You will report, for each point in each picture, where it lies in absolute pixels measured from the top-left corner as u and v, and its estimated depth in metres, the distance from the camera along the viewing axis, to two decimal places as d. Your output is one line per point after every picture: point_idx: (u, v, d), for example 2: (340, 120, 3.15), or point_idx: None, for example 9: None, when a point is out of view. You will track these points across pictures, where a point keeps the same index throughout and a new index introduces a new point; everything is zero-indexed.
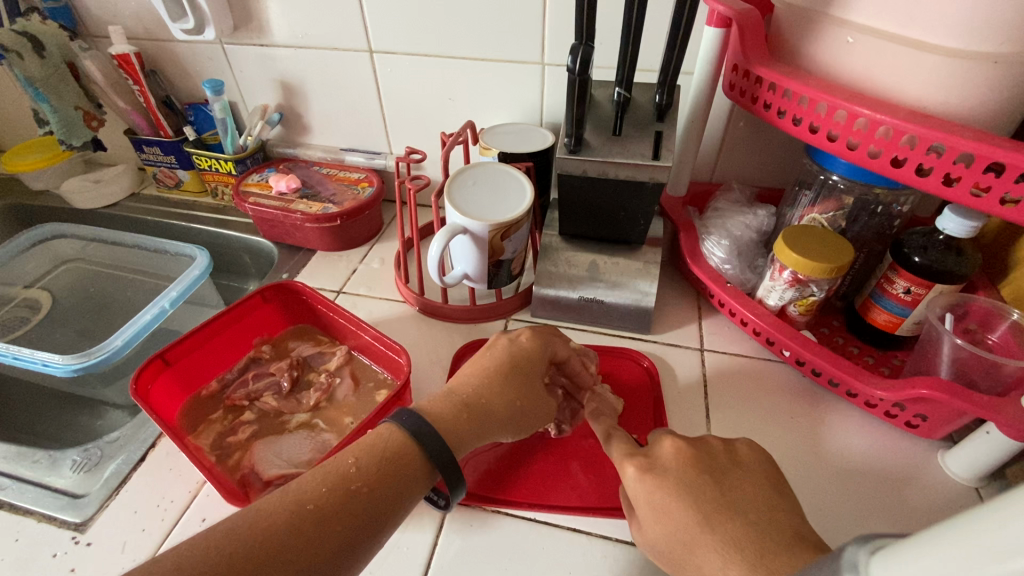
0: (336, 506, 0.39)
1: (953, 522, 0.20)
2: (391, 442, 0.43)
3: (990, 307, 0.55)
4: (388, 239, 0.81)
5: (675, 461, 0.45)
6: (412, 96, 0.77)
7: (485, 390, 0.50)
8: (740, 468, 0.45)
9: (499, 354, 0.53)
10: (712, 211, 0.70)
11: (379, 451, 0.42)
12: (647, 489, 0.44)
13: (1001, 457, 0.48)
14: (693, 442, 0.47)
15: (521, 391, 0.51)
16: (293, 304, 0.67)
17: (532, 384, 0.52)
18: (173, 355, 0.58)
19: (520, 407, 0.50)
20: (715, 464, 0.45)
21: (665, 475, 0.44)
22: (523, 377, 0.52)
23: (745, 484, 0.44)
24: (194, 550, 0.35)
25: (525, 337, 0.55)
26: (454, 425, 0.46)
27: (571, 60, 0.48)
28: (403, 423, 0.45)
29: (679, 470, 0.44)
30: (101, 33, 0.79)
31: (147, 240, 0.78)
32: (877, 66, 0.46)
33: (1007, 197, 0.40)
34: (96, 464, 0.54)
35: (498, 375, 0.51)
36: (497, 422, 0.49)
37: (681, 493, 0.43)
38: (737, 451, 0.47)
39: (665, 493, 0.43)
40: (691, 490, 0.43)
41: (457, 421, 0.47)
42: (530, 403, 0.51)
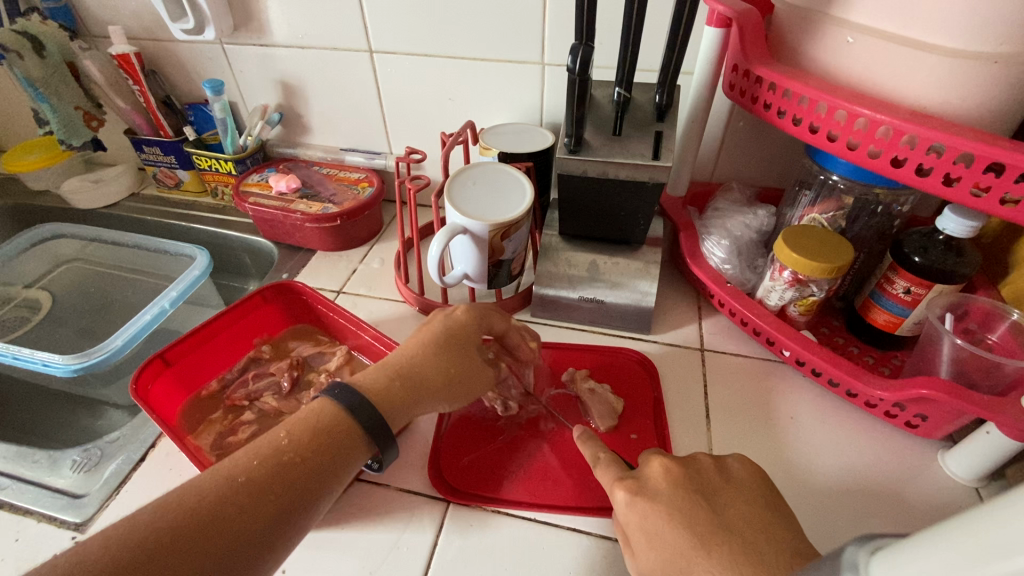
0: (269, 478, 0.40)
1: (954, 522, 0.20)
2: (323, 412, 0.45)
3: (990, 307, 0.55)
4: (388, 239, 0.81)
5: (666, 483, 0.44)
6: (412, 96, 0.76)
7: (415, 363, 0.51)
8: (731, 484, 0.45)
9: (432, 329, 0.54)
10: (712, 211, 0.70)
11: (310, 423, 0.44)
12: (641, 515, 0.43)
13: (1001, 456, 0.48)
14: (682, 462, 0.46)
15: (455, 361, 0.52)
16: (293, 304, 0.67)
17: (464, 354, 0.53)
18: (173, 355, 0.58)
19: (450, 377, 0.52)
20: (706, 484, 0.45)
21: (657, 498, 0.43)
22: (451, 348, 0.53)
23: (735, 503, 0.44)
24: (123, 528, 0.35)
25: (461, 311, 0.55)
26: (383, 395, 0.48)
27: (571, 60, 0.48)
28: (335, 397, 0.46)
29: (671, 494, 0.44)
30: (101, 33, 0.79)
31: (147, 240, 0.78)
32: (877, 65, 0.46)
33: (1007, 197, 0.40)
34: (96, 464, 0.54)
35: (431, 349, 0.52)
36: (429, 393, 0.50)
37: (676, 517, 0.42)
38: (730, 469, 0.47)
39: (658, 517, 0.42)
40: (688, 515, 0.42)
41: (385, 392, 0.48)
42: (463, 372, 0.52)
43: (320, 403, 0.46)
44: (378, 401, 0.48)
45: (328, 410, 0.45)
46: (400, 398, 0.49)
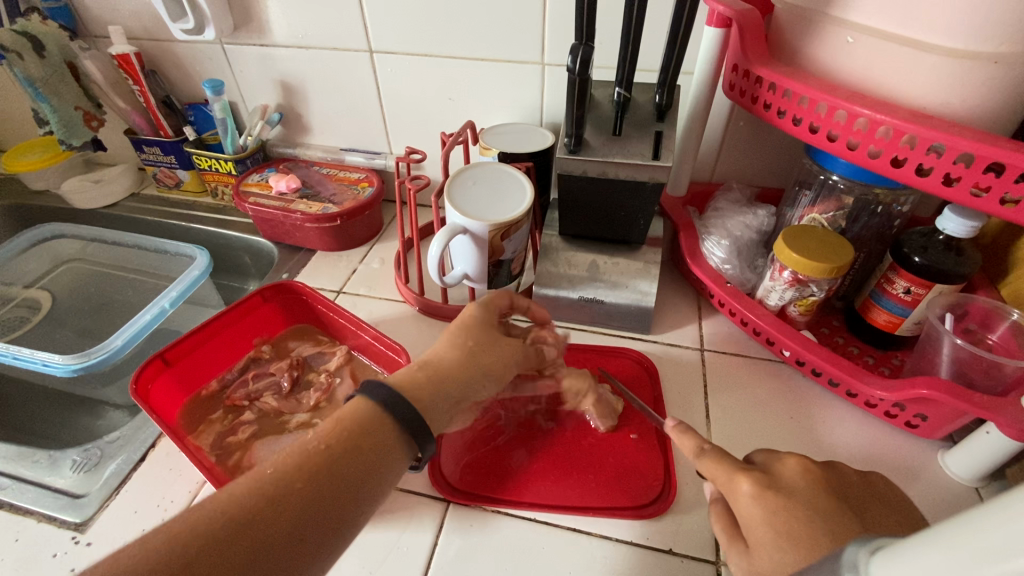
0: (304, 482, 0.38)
1: (953, 523, 0.20)
2: (361, 416, 0.42)
3: (990, 307, 0.55)
4: (388, 239, 0.81)
5: (803, 480, 0.40)
6: (412, 96, 0.76)
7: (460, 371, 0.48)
8: (874, 497, 0.42)
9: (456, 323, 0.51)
10: (712, 211, 0.70)
11: (344, 421, 0.42)
12: (770, 508, 0.38)
13: (1002, 457, 0.48)
14: (822, 467, 0.42)
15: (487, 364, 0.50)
16: (293, 304, 0.67)
17: (494, 343, 0.51)
18: (173, 355, 0.58)
19: (490, 368, 0.50)
20: (847, 496, 0.41)
21: (793, 496, 0.39)
22: (482, 339, 0.51)
23: (875, 517, 0.41)
24: (180, 538, 0.33)
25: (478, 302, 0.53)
26: (426, 397, 0.46)
27: (571, 60, 0.48)
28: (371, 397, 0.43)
29: (808, 490, 0.39)
30: (101, 33, 0.79)
31: (147, 240, 0.78)
32: (876, 65, 0.46)
33: (1007, 197, 0.40)
34: (96, 464, 0.54)
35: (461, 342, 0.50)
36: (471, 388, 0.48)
37: (810, 513, 0.37)
38: (874, 483, 0.43)
39: (792, 516, 0.37)
40: (823, 513, 0.38)
41: (429, 394, 0.46)
42: (498, 363, 0.50)
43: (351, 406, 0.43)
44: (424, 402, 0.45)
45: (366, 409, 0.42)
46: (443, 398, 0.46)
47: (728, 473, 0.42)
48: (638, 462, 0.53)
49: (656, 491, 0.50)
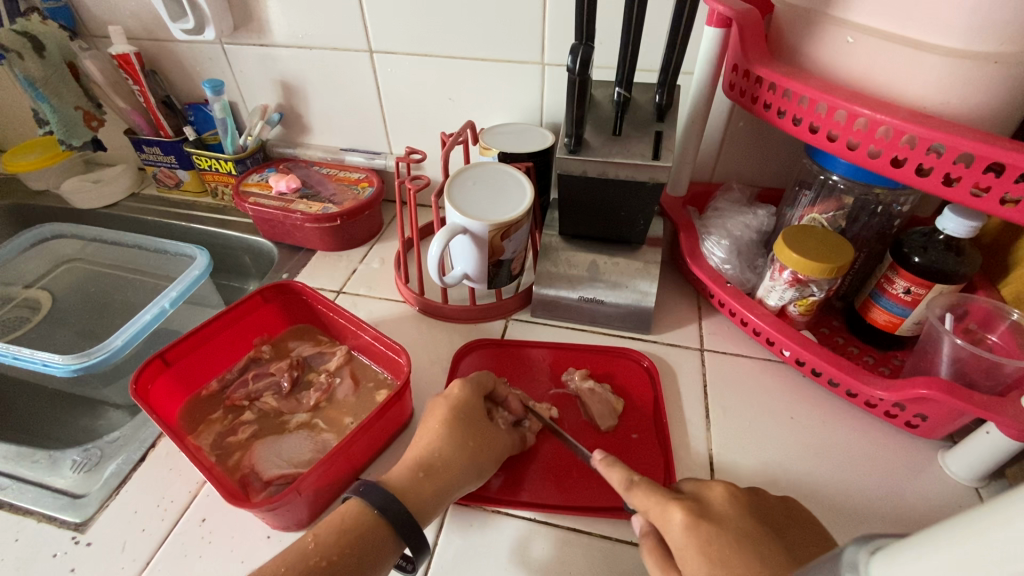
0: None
1: (952, 523, 0.20)
2: (350, 517, 0.42)
3: (990, 307, 0.55)
4: (388, 239, 0.81)
5: (730, 507, 0.42)
6: (412, 95, 0.76)
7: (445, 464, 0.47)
8: (791, 520, 0.44)
9: (438, 409, 0.51)
10: (712, 211, 0.70)
11: (338, 523, 0.42)
12: (705, 536, 0.39)
13: (1002, 456, 0.48)
14: (745, 494, 0.44)
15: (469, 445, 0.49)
16: (293, 304, 0.66)
17: (479, 425, 0.51)
18: (173, 355, 0.57)
19: (476, 450, 0.49)
20: (768, 520, 0.43)
21: (721, 523, 0.40)
22: (465, 419, 0.50)
23: (796, 543, 0.43)
24: None
25: (461, 384, 0.53)
26: (412, 489, 0.45)
27: (571, 60, 0.48)
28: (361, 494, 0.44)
29: (739, 518, 0.41)
30: (101, 33, 0.79)
31: (147, 240, 0.78)
32: (876, 65, 0.46)
33: (1008, 197, 0.40)
34: (96, 464, 0.54)
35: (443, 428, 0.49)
36: (458, 472, 0.47)
37: (743, 541, 0.39)
38: (789, 506, 0.46)
39: (724, 543, 0.39)
40: (752, 539, 0.40)
41: (414, 483, 0.46)
42: (484, 445, 0.50)
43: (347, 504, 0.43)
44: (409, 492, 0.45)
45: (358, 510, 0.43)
46: (429, 483, 0.46)
47: (663, 503, 0.42)
48: (638, 462, 0.53)
49: None
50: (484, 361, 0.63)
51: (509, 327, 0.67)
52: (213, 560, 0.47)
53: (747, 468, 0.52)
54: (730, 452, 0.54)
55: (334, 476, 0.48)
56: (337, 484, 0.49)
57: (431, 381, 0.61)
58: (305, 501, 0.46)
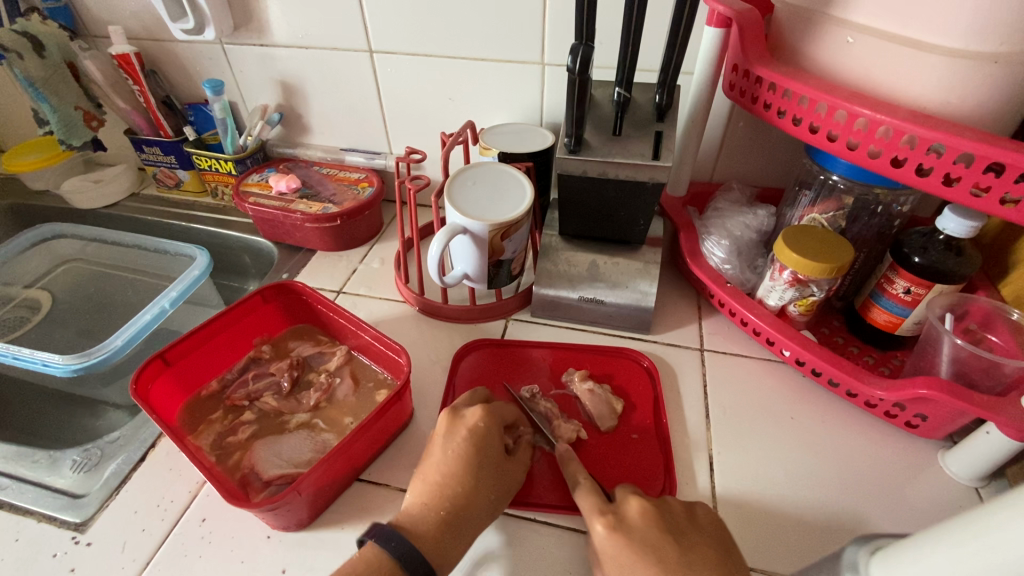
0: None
1: None
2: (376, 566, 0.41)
3: (990, 307, 0.55)
4: (388, 239, 0.81)
5: (643, 520, 0.44)
6: (412, 95, 0.76)
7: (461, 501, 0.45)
8: (697, 527, 0.44)
9: (452, 443, 0.48)
10: (712, 211, 0.70)
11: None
12: (617, 553, 0.42)
13: (1002, 457, 0.48)
14: (657, 504, 0.45)
15: (485, 483, 0.47)
16: (293, 304, 0.66)
17: (496, 461, 0.48)
18: (173, 355, 0.56)
19: (492, 490, 0.47)
20: (674, 525, 0.44)
21: (633, 538, 0.43)
22: (485, 456, 0.48)
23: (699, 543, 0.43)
24: None
25: (477, 418, 0.50)
26: (436, 538, 0.44)
27: (571, 60, 0.48)
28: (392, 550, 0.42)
29: (647, 532, 0.43)
30: (101, 33, 0.79)
31: (148, 240, 0.78)
32: (876, 65, 0.46)
33: (1008, 197, 0.40)
34: (96, 464, 0.54)
35: (461, 466, 0.47)
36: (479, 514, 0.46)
37: (646, 555, 0.42)
38: (696, 512, 0.46)
39: (631, 555, 0.42)
40: (656, 553, 0.42)
41: (438, 531, 0.44)
42: (502, 484, 0.48)
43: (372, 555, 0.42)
44: (431, 543, 0.43)
45: (388, 564, 0.41)
46: (452, 532, 0.44)
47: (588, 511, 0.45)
48: (638, 463, 0.53)
49: (656, 491, 0.51)
50: (483, 360, 0.63)
51: (509, 327, 0.67)
52: (213, 560, 0.47)
53: (747, 468, 0.53)
54: (731, 452, 0.54)
55: (335, 476, 0.48)
56: (337, 483, 0.49)
57: (432, 381, 0.61)
58: (306, 501, 0.46)
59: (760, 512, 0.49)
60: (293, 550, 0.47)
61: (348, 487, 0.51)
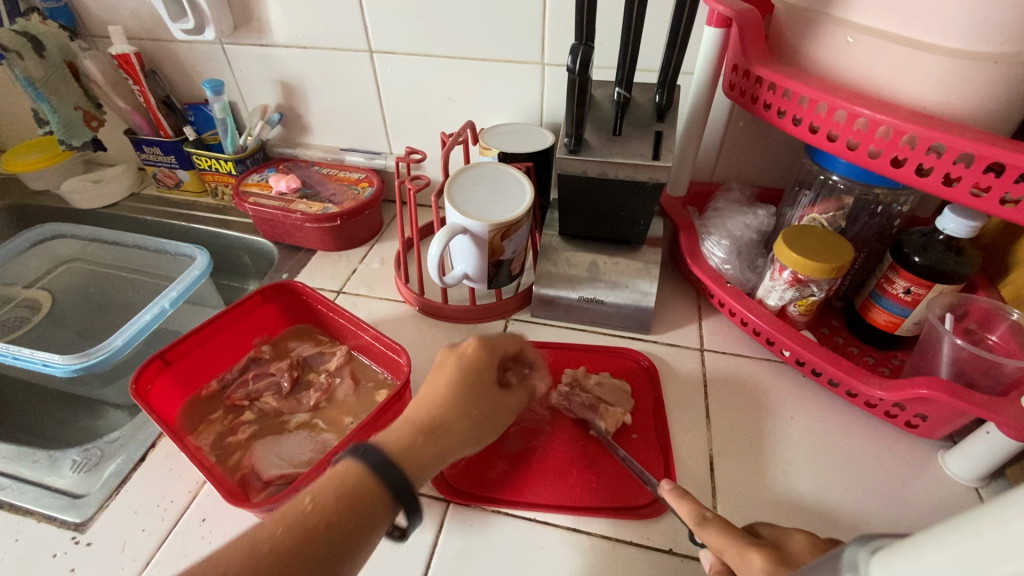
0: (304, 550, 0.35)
1: (954, 523, 0.21)
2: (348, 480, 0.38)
3: (990, 307, 0.55)
4: (388, 239, 0.81)
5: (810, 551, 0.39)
6: (412, 95, 0.76)
7: (445, 424, 0.44)
8: None
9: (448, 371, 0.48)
10: (712, 211, 0.70)
11: (341, 487, 0.38)
12: None
13: (1003, 456, 0.48)
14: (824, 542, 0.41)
15: (473, 411, 0.46)
16: (293, 304, 0.66)
17: (487, 392, 0.48)
18: (173, 355, 0.57)
19: (479, 418, 0.47)
20: None
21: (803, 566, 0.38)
22: (473, 381, 0.47)
23: None
24: None
25: (471, 346, 0.49)
26: (411, 449, 0.42)
27: (571, 60, 0.48)
28: (366, 461, 0.39)
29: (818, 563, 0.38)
30: (101, 33, 0.79)
31: (147, 240, 0.78)
32: (876, 65, 0.46)
33: (1008, 197, 0.40)
34: (96, 464, 0.54)
35: (448, 388, 0.46)
36: (456, 442, 0.45)
37: None
38: None
39: None
40: None
41: (418, 446, 0.42)
42: (485, 416, 0.47)
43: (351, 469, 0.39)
44: (408, 454, 0.41)
45: (365, 478, 0.39)
46: (433, 448, 0.43)
47: (734, 553, 0.39)
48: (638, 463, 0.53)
49: None
50: None
51: (509, 327, 0.67)
52: None
53: (748, 468, 0.52)
54: (731, 451, 0.54)
55: None
56: None
57: None
58: None
59: (761, 512, 0.49)
60: None
61: None
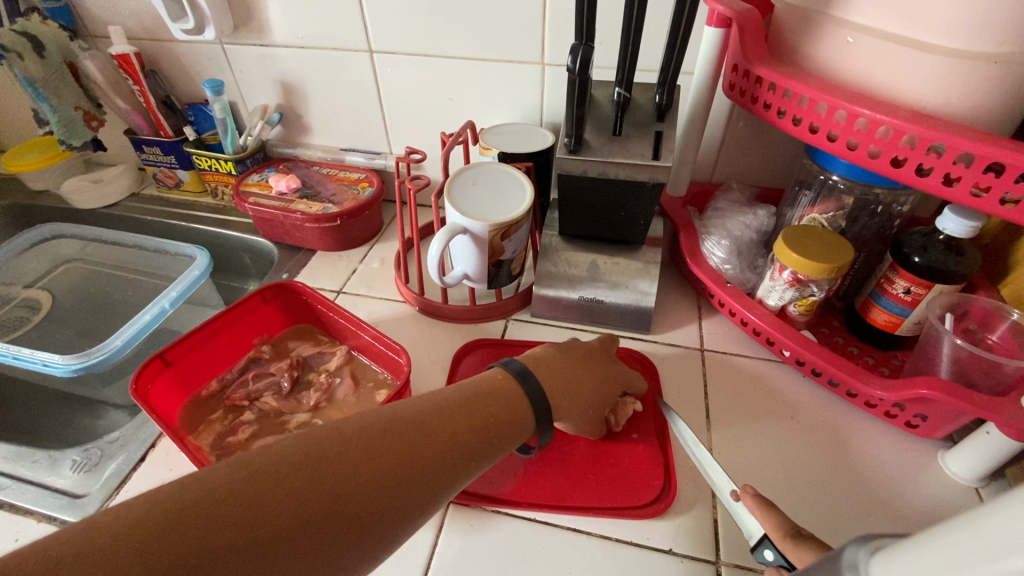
0: (403, 469, 0.36)
1: (953, 523, 0.21)
2: (497, 380, 0.47)
3: (990, 307, 0.55)
4: (388, 239, 0.81)
5: None
6: (412, 95, 0.76)
7: (582, 379, 0.52)
8: None
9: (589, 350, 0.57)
10: (712, 211, 0.70)
11: (494, 381, 0.46)
12: None
13: (1003, 456, 0.48)
14: None
15: (600, 387, 0.54)
16: (293, 304, 0.66)
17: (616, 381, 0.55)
18: (173, 355, 0.57)
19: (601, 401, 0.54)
20: None
21: None
22: (608, 379, 0.55)
23: None
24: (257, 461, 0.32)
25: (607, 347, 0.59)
26: (551, 380, 0.50)
27: (571, 60, 0.48)
28: (512, 368, 0.48)
29: None
30: (101, 33, 0.79)
31: (147, 240, 0.78)
32: (876, 65, 0.46)
33: (1008, 197, 0.40)
34: (96, 464, 0.54)
35: (587, 364, 0.54)
36: (574, 408, 0.51)
37: None
38: None
39: None
40: None
41: (557, 384, 0.50)
42: (603, 402, 0.54)
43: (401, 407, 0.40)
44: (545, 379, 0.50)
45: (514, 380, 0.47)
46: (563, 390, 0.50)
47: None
48: (637, 464, 0.53)
49: (656, 491, 0.50)
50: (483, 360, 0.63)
51: (509, 327, 0.67)
52: None
53: (748, 468, 0.52)
54: (731, 451, 0.54)
55: None
56: None
57: (431, 381, 0.61)
58: None
59: None
60: None
61: None
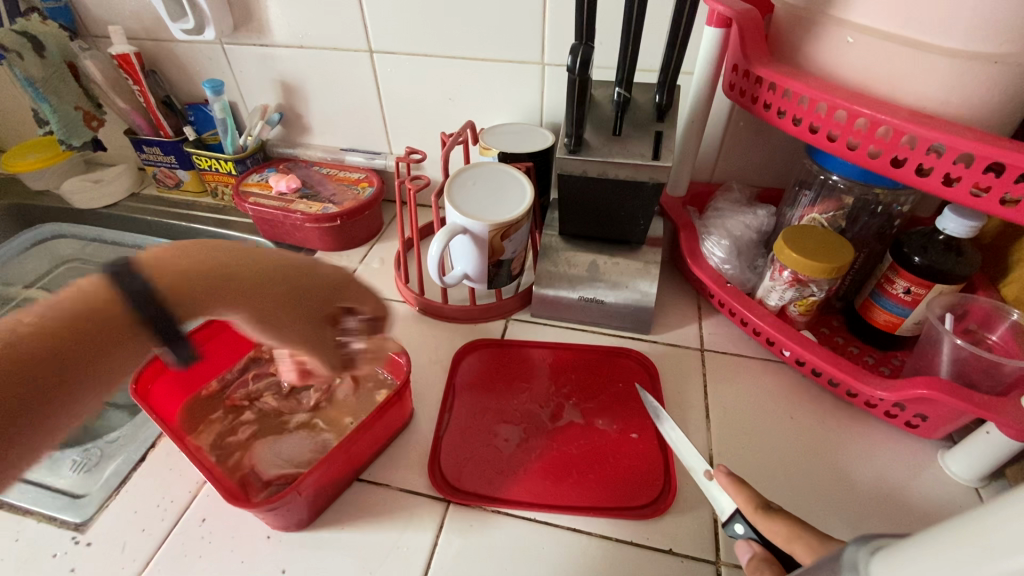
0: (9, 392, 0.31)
1: (953, 523, 0.21)
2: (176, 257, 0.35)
3: (990, 307, 0.55)
4: (388, 239, 0.81)
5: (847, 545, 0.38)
6: (412, 95, 0.76)
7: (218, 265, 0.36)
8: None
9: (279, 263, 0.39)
10: (712, 211, 0.70)
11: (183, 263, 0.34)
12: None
13: (1003, 456, 0.48)
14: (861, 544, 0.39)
15: (257, 299, 0.37)
16: None
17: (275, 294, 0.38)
18: None
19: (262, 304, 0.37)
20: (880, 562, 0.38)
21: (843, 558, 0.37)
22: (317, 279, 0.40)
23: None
24: None
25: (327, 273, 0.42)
26: (191, 283, 0.34)
27: (571, 60, 0.48)
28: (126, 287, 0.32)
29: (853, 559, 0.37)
30: (101, 33, 0.79)
31: (147, 241, 0.79)
32: (876, 65, 0.46)
33: (1008, 197, 0.40)
34: (96, 464, 0.54)
35: (257, 271, 0.38)
36: (231, 304, 0.36)
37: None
38: None
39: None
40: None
41: (195, 281, 0.34)
42: (263, 307, 0.37)
43: (102, 283, 0.32)
44: (179, 278, 0.34)
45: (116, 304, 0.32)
46: (217, 286, 0.35)
47: (810, 539, 0.39)
48: (638, 464, 0.53)
49: (657, 491, 0.50)
50: (483, 361, 0.63)
51: (509, 327, 0.67)
52: (213, 560, 0.47)
53: (748, 468, 0.53)
54: (731, 452, 0.54)
55: (335, 477, 0.48)
56: (337, 483, 0.49)
57: (432, 381, 0.61)
58: (305, 502, 0.47)
59: None
60: (293, 550, 0.47)
61: (348, 487, 0.51)
